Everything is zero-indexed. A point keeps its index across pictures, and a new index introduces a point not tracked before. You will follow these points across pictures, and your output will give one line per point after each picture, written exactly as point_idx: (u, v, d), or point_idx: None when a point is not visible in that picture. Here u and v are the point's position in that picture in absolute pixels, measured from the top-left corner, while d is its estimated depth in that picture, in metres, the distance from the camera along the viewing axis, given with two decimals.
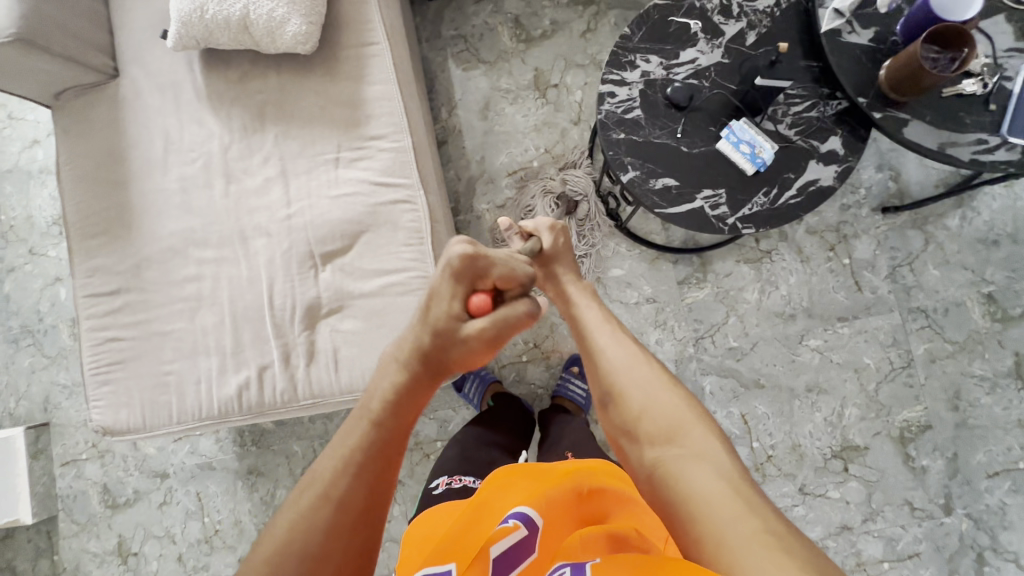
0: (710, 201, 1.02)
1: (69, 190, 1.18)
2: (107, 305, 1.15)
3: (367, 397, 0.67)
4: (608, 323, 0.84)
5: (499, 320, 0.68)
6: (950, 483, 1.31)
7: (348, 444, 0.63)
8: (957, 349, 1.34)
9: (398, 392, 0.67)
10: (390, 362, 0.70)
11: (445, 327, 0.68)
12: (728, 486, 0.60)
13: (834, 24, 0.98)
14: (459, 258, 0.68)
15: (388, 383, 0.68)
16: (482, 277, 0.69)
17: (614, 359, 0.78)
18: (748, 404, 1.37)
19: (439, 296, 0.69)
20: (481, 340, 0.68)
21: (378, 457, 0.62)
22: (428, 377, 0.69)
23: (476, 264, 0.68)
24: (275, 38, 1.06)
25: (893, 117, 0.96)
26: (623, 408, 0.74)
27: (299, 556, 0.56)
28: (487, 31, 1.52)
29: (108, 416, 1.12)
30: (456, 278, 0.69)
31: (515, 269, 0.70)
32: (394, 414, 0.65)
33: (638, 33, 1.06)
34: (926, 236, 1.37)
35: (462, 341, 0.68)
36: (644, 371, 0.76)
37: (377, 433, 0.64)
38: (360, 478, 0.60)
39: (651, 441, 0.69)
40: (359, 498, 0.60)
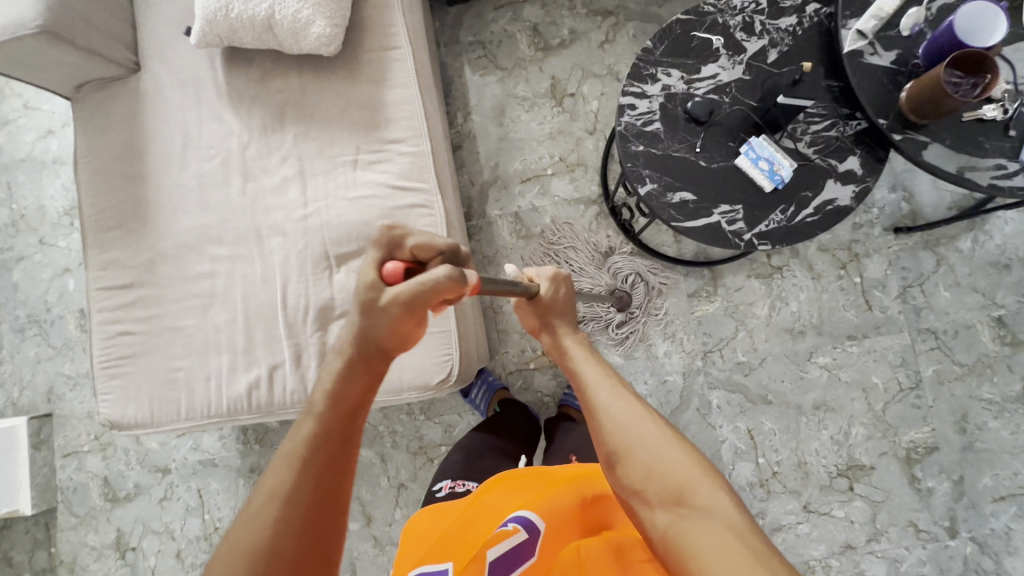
0: (727, 217, 1.03)
1: (86, 182, 1.19)
2: (119, 299, 1.15)
3: (311, 392, 0.61)
4: (606, 376, 0.75)
5: (415, 287, 0.54)
6: (955, 506, 1.31)
7: (293, 439, 0.57)
8: (966, 372, 1.34)
9: (336, 381, 0.59)
10: (331, 356, 0.62)
11: (364, 303, 0.57)
12: (751, 557, 0.55)
13: (857, 45, 0.98)
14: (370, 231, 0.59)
15: (326, 374, 0.61)
16: (397, 247, 0.59)
17: (616, 416, 0.70)
18: (755, 419, 1.37)
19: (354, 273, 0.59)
20: (400, 308, 0.56)
21: (320, 450, 0.56)
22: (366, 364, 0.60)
23: (391, 236, 0.58)
24: (299, 39, 1.06)
25: (913, 139, 0.97)
26: (629, 469, 0.66)
27: (247, 554, 0.51)
28: (505, 38, 1.53)
29: (116, 410, 1.12)
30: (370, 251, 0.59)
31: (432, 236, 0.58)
32: (333, 405, 0.58)
33: (660, 47, 1.06)
34: (938, 257, 1.37)
35: (382, 314, 0.57)
36: (648, 425, 0.68)
37: (318, 426, 0.57)
38: (304, 475, 0.55)
39: (666, 503, 0.63)
40: (306, 492, 0.54)
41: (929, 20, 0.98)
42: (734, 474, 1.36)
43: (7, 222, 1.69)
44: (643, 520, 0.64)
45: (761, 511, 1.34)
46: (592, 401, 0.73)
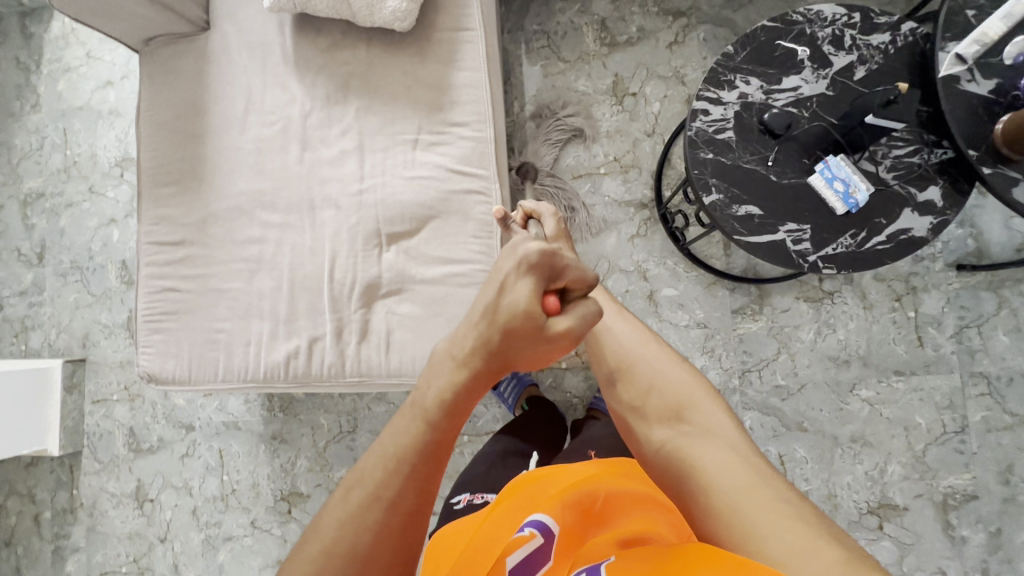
0: (793, 236, 0.99)
1: (147, 136, 1.19)
2: (168, 255, 1.15)
3: (417, 396, 0.57)
4: (619, 311, 0.90)
5: (586, 318, 0.55)
6: (989, 558, 1.26)
7: (398, 443, 0.56)
8: (1016, 422, 1.28)
9: (457, 390, 0.57)
10: (444, 360, 0.58)
11: (520, 330, 0.53)
12: (734, 454, 0.64)
13: (954, 70, 0.94)
14: (536, 255, 0.53)
15: (444, 383, 0.57)
16: (562, 265, 0.55)
17: (623, 341, 0.84)
18: (787, 445, 1.34)
19: (509, 293, 0.53)
20: (566, 343, 0.55)
21: (430, 455, 0.56)
22: (486, 379, 0.58)
23: (554, 254, 0.54)
24: (374, 12, 1.05)
25: (1004, 174, 0.92)
26: (630, 386, 0.80)
27: (348, 556, 0.52)
28: (571, 30, 1.50)
29: (156, 363, 1.13)
30: (533, 267, 0.54)
31: (595, 276, 0.55)
32: (450, 419, 0.56)
33: (741, 53, 1.03)
34: (1000, 299, 1.31)
35: (540, 347, 0.54)
36: (652, 355, 0.82)
37: (430, 436, 0.56)
38: (411, 481, 0.55)
39: (661, 419, 0.74)
40: (412, 499, 0.55)
41: None
42: None
43: (60, 167, 1.71)
44: (639, 432, 0.75)
45: None
46: (601, 332, 0.86)
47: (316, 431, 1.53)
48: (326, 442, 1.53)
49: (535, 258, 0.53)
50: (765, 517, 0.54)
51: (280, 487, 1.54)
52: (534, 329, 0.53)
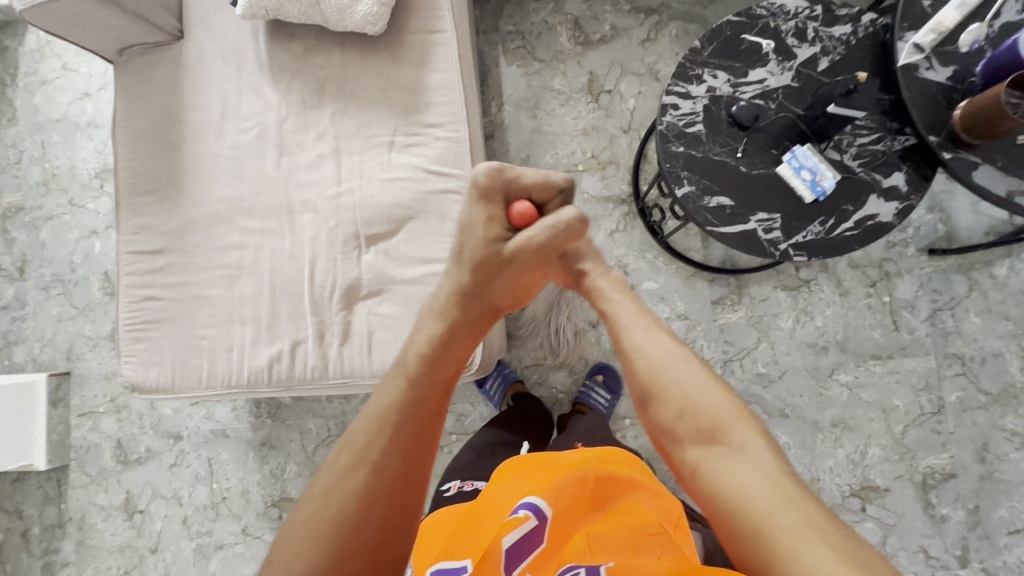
0: (764, 225, 1.01)
1: (123, 146, 1.19)
2: (148, 264, 1.15)
3: (403, 354, 0.69)
4: (641, 318, 0.75)
5: (545, 231, 0.69)
6: (969, 535, 1.29)
7: (384, 401, 0.65)
8: (990, 401, 1.31)
9: (433, 341, 0.69)
10: (428, 314, 0.73)
11: (484, 254, 0.71)
12: (773, 480, 0.59)
13: (912, 58, 0.96)
14: (485, 176, 0.70)
15: (425, 335, 0.70)
16: (514, 198, 0.73)
17: (650, 355, 0.71)
18: (770, 432, 1.36)
19: (470, 227, 0.72)
20: (522, 255, 0.70)
21: (414, 404, 0.64)
22: (474, 315, 0.72)
23: (505, 178, 0.71)
24: (346, 17, 1.06)
25: (964, 158, 0.94)
26: (662, 409, 0.68)
27: (336, 520, 0.57)
28: (545, 29, 1.51)
29: (139, 372, 1.13)
30: (486, 196, 0.71)
31: (548, 179, 0.71)
32: (430, 369, 0.67)
33: (708, 48, 1.05)
34: (970, 282, 1.34)
35: (504, 263, 0.70)
36: (682, 365, 0.70)
37: (413, 387, 0.65)
38: (395, 441, 0.62)
39: (696, 443, 0.65)
40: (395, 460, 0.61)
41: (990, 38, 0.96)
42: None
43: (38, 181, 1.70)
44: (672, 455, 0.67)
45: None
46: (625, 341, 0.74)
47: (305, 435, 1.54)
48: (315, 447, 1.53)
49: (484, 183, 0.70)
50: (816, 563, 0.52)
51: (270, 493, 1.54)
52: (495, 248, 0.71)
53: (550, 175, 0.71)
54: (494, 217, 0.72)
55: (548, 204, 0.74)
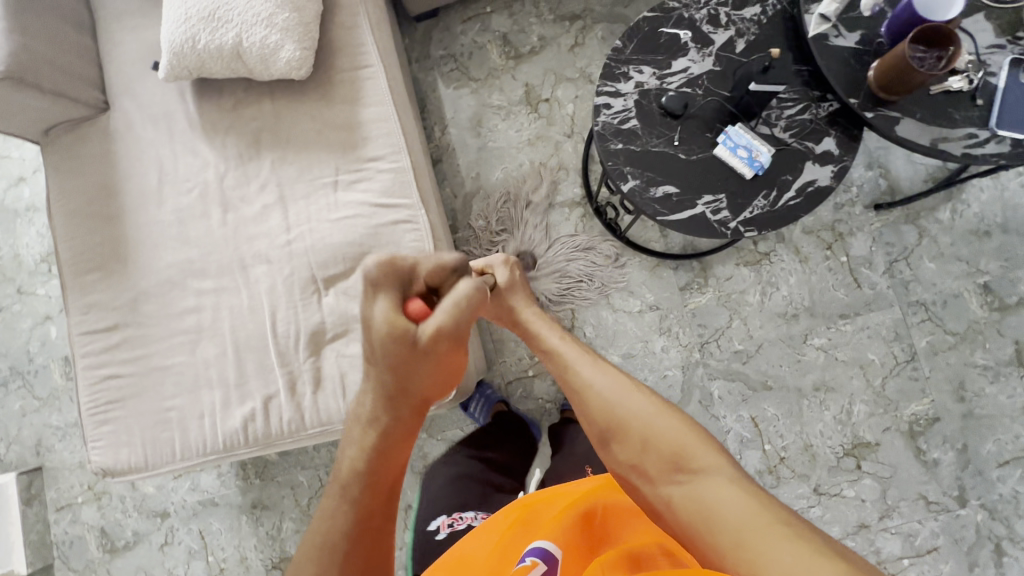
0: (711, 207, 1.03)
1: (61, 226, 1.16)
2: (104, 342, 1.11)
3: (337, 472, 0.64)
4: (589, 358, 0.82)
5: (457, 309, 0.59)
6: (962, 475, 1.31)
7: (325, 527, 0.60)
8: (959, 340, 1.35)
9: (368, 456, 0.63)
10: (354, 428, 0.66)
11: (392, 348, 0.58)
12: (739, 492, 0.61)
13: (821, 29, 1.00)
14: (374, 271, 0.59)
15: (354, 452, 0.64)
16: (409, 283, 0.62)
17: (603, 391, 0.76)
18: (757, 406, 1.37)
19: (372, 321, 0.58)
20: (439, 349, 0.59)
21: (364, 516, 0.61)
22: (399, 413, 0.63)
23: (395, 268, 0.61)
24: (269, 65, 1.05)
25: (885, 115, 0.98)
26: (625, 445, 0.71)
27: None
28: (476, 49, 1.54)
29: (109, 456, 1.08)
30: (380, 291, 0.59)
31: (444, 261, 0.63)
32: (370, 482, 0.62)
33: (630, 45, 1.08)
34: (919, 230, 1.38)
35: (420, 354, 0.58)
36: (634, 396, 0.75)
37: (353, 505, 0.61)
38: (345, 562, 0.59)
39: (658, 467, 0.68)
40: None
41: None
42: (743, 464, 1.36)
43: None
44: (640, 486, 0.69)
45: None
46: (579, 381, 0.79)
47: (297, 490, 1.49)
48: (309, 500, 1.49)
49: (375, 273, 0.59)
50: (793, 557, 0.52)
51: (270, 555, 1.48)
52: (403, 342, 0.57)
53: (446, 256, 0.64)
54: (392, 308, 0.59)
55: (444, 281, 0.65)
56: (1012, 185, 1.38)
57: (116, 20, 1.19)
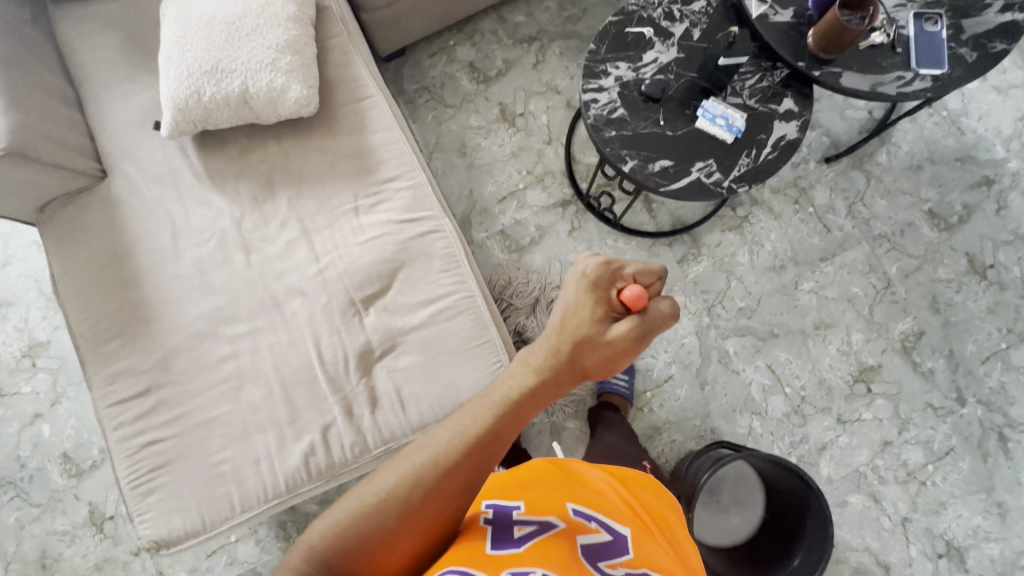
0: (704, 171, 1.15)
1: (72, 301, 1.12)
2: (137, 408, 1.07)
3: (489, 390, 0.66)
4: None
5: (648, 323, 0.64)
6: (955, 377, 1.46)
7: (463, 425, 0.65)
8: (921, 261, 1.53)
9: (521, 393, 0.65)
10: (519, 366, 0.66)
11: (587, 332, 0.64)
12: None
13: (761, 10, 1.18)
14: (593, 268, 0.65)
15: (514, 385, 0.65)
16: (620, 278, 0.66)
17: None
18: (770, 354, 1.48)
19: (579, 303, 0.65)
20: (622, 346, 0.64)
21: (485, 442, 0.64)
22: (564, 381, 0.65)
23: (612, 268, 0.66)
24: (278, 106, 1.09)
25: (829, 71, 1.15)
26: None
27: (401, 500, 0.62)
28: (447, 79, 1.65)
29: (160, 527, 1.01)
30: (594, 283, 0.65)
31: (658, 268, 0.66)
32: (510, 415, 0.65)
33: (603, 46, 1.21)
34: (866, 174, 1.58)
35: (603, 345, 0.64)
36: None
37: (488, 422, 0.64)
38: (465, 459, 0.63)
39: None
40: (461, 475, 0.63)
41: None
42: (770, 410, 1.45)
43: None
44: None
45: (803, 436, 1.44)
46: None
47: None
48: None
49: (593, 270, 0.65)
50: None
51: None
52: (598, 329, 0.64)
53: (661, 266, 0.66)
54: (599, 301, 0.65)
55: (651, 286, 0.68)
56: (928, 124, 1.61)
57: (104, 90, 1.20)
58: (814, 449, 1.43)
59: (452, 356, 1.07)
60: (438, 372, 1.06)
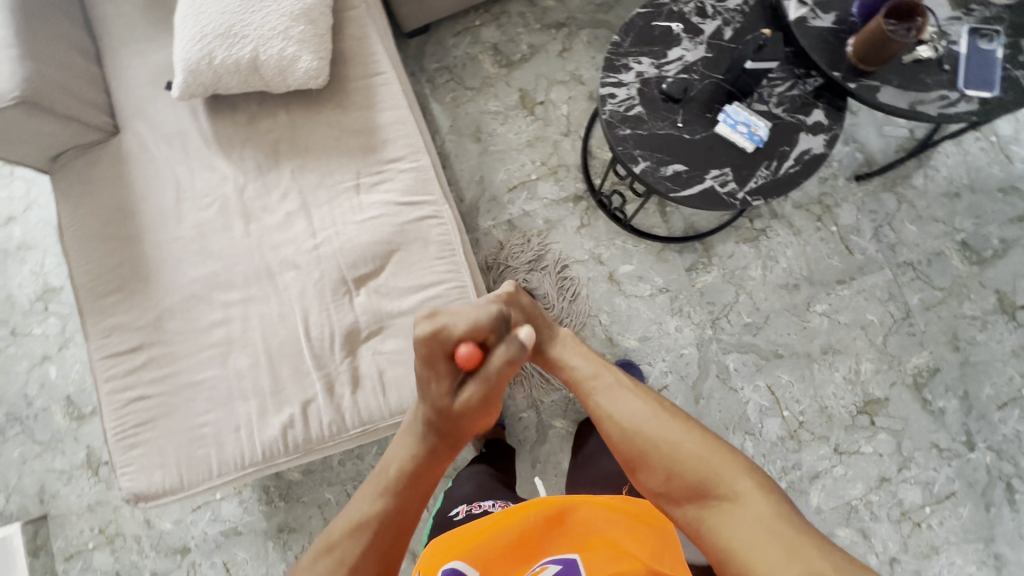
0: (719, 180, 1.10)
1: (75, 252, 1.14)
2: (128, 364, 1.09)
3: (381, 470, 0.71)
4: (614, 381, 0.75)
5: (489, 379, 0.68)
6: (967, 420, 1.39)
7: (363, 513, 0.68)
8: (946, 295, 1.44)
9: (409, 465, 0.71)
10: (405, 435, 0.73)
11: (438, 402, 0.68)
12: (771, 514, 0.61)
13: (800, 13, 1.11)
14: (421, 338, 0.67)
15: (401, 458, 0.71)
16: (451, 343, 0.67)
17: (629, 421, 0.71)
18: (772, 374, 1.43)
19: (424, 374, 0.69)
20: (475, 405, 0.69)
21: (388, 522, 0.68)
22: (441, 443, 0.71)
23: (439, 334, 0.67)
24: (287, 76, 1.08)
25: (866, 85, 1.08)
26: (649, 474, 0.69)
27: None
28: (469, 60, 1.61)
29: (141, 481, 1.04)
30: (428, 351, 0.67)
31: (480, 327, 0.66)
32: (404, 488, 0.69)
33: (627, 39, 1.15)
34: (898, 196, 1.49)
35: (459, 409, 0.68)
36: (650, 417, 0.71)
37: (387, 502, 0.68)
38: (373, 546, 0.66)
39: (688, 498, 0.66)
40: (373, 562, 0.66)
41: None
42: (765, 432, 1.41)
43: None
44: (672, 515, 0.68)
45: (796, 462, 1.39)
46: (599, 407, 0.74)
47: (324, 508, 1.45)
48: (338, 517, 1.45)
49: (422, 341, 0.67)
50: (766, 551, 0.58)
51: None
52: (446, 395, 0.68)
53: (481, 322, 0.67)
54: (440, 368, 0.68)
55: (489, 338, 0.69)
56: (973, 149, 1.51)
57: (123, 46, 1.21)
58: (805, 477, 1.38)
59: None
60: None
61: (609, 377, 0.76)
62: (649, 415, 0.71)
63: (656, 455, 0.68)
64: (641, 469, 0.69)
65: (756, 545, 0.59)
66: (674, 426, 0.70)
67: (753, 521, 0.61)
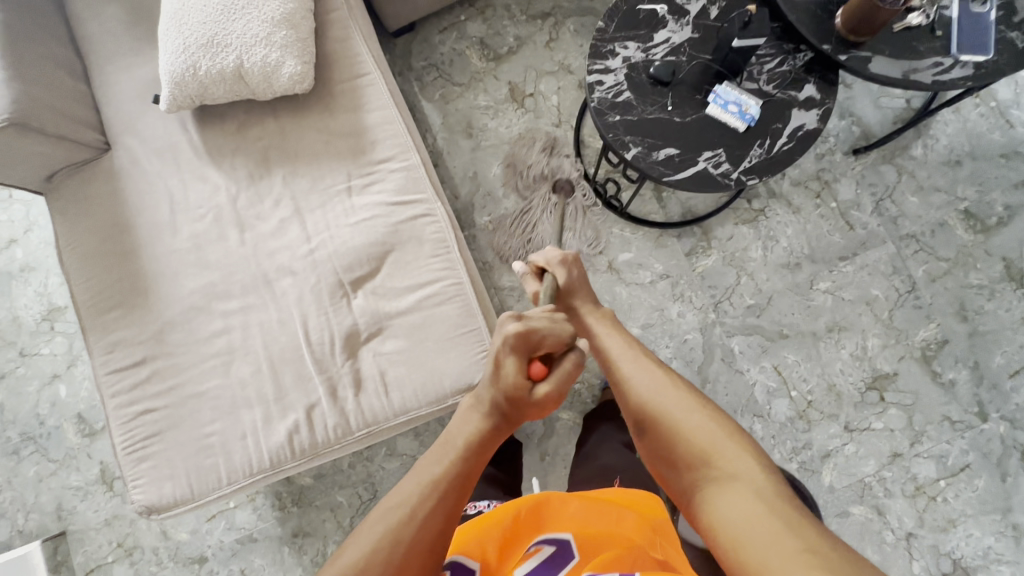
0: (712, 162, 1.09)
1: (75, 270, 1.15)
2: (133, 378, 1.10)
3: (445, 440, 0.63)
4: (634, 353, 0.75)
5: (567, 379, 0.67)
6: (979, 390, 1.37)
7: (427, 478, 0.59)
8: (952, 265, 1.42)
9: (476, 438, 0.63)
10: (468, 413, 0.65)
11: (514, 391, 0.64)
12: (771, 495, 0.53)
13: None
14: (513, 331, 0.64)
15: (468, 432, 0.63)
16: (540, 339, 0.66)
17: (642, 389, 0.69)
18: (777, 355, 1.42)
19: (504, 362, 0.64)
20: (550, 402, 0.66)
21: (457, 487, 0.59)
22: (505, 427, 0.66)
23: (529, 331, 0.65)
24: (272, 82, 1.08)
25: (857, 56, 1.06)
26: (654, 439, 0.65)
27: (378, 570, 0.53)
28: (456, 56, 1.60)
29: (152, 493, 1.05)
30: (515, 343, 0.64)
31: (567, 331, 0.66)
32: (470, 460, 0.61)
33: (612, 24, 1.14)
34: (897, 168, 1.47)
35: (536, 401, 0.65)
36: (666, 386, 0.69)
37: (454, 469, 0.60)
38: (442, 508, 0.57)
39: (689, 468, 0.61)
40: (439, 526, 0.56)
41: None
42: (773, 413, 1.40)
43: None
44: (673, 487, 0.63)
45: (807, 442, 1.38)
46: (618, 375, 0.73)
47: (337, 511, 1.46)
48: (351, 519, 1.46)
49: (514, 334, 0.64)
50: (753, 524, 0.50)
51: None
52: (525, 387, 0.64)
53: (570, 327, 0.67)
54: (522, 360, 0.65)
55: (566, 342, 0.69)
56: (972, 116, 1.48)
57: (109, 63, 1.21)
58: (817, 457, 1.37)
59: (438, 342, 1.05)
60: (422, 359, 1.05)
61: (633, 351, 0.76)
62: (660, 385, 0.68)
63: (663, 419, 0.65)
64: (648, 433, 0.67)
65: (740, 525, 0.51)
66: (686, 399, 0.66)
67: (745, 495, 0.53)
